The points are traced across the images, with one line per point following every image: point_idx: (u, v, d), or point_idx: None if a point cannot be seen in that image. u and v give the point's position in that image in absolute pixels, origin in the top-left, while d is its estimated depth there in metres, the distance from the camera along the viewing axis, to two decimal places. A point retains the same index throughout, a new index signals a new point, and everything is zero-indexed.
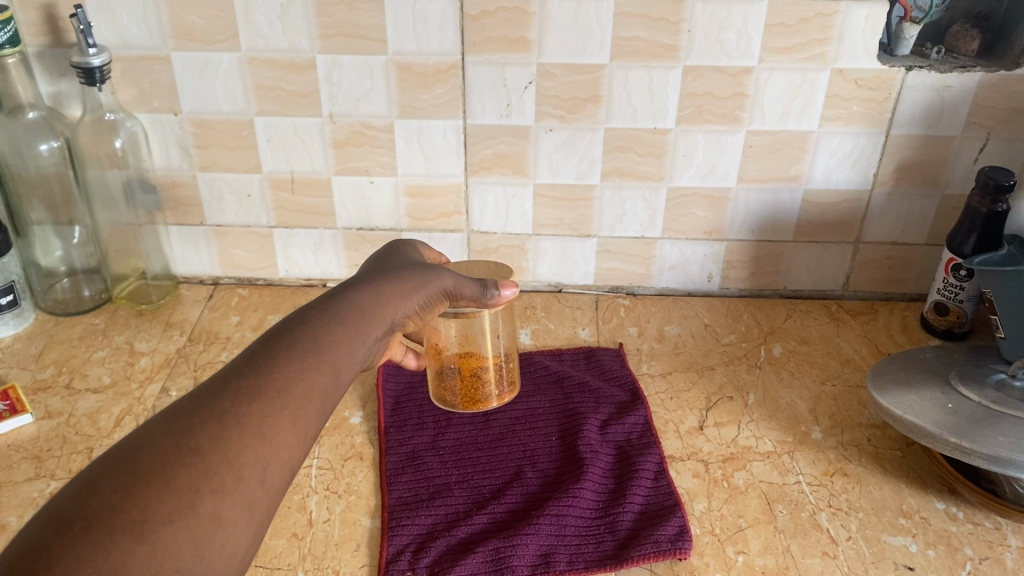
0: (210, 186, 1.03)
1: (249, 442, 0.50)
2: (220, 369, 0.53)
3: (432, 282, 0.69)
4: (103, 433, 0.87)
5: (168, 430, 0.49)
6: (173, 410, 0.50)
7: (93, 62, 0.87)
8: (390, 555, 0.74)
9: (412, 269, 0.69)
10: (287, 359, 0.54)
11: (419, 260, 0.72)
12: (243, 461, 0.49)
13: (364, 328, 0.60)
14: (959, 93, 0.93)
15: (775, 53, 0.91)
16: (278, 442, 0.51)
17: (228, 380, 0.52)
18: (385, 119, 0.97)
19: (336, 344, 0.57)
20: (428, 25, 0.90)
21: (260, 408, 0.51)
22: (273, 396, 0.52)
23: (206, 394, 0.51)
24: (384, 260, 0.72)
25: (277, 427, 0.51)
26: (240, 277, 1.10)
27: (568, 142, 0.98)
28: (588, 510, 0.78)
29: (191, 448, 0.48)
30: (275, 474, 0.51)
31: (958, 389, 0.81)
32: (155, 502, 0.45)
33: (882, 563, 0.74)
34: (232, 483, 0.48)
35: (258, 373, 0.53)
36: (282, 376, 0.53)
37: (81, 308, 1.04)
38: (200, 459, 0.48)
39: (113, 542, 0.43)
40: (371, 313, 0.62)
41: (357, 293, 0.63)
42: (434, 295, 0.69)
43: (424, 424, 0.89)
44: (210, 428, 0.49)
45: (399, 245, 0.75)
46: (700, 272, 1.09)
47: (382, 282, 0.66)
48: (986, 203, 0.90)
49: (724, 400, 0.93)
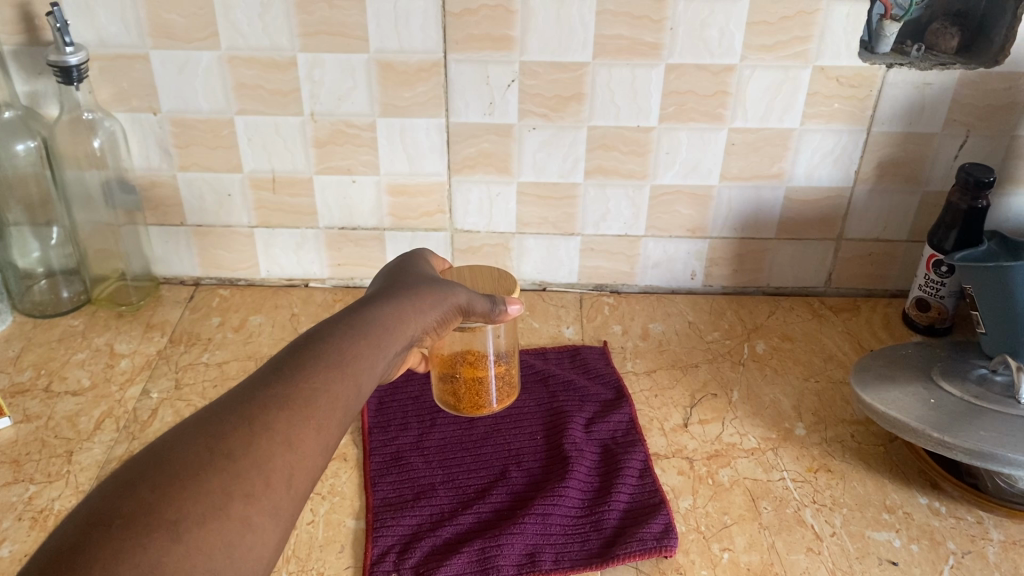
0: (190, 186, 1.02)
1: (277, 449, 0.49)
2: (247, 378, 0.53)
3: (447, 298, 0.69)
4: (82, 436, 0.86)
5: (201, 434, 0.48)
6: (204, 416, 0.50)
7: (70, 60, 0.86)
8: (375, 556, 0.73)
9: (429, 286, 0.68)
10: (312, 370, 0.54)
11: (432, 275, 0.72)
12: (271, 467, 0.48)
13: (384, 343, 0.60)
14: (939, 91, 0.94)
15: (757, 50, 0.92)
16: (304, 449, 0.50)
17: (257, 388, 0.52)
18: (367, 117, 0.96)
19: (357, 357, 0.56)
20: (410, 23, 0.90)
21: (288, 416, 0.51)
22: (298, 402, 0.52)
23: (235, 402, 0.51)
24: (398, 273, 0.72)
25: (303, 433, 0.51)
26: (221, 278, 1.09)
27: (551, 140, 0.98)
28: (574, 509, 0.78)
29: (222, 453, 0.47)
30: (303, 481, 0.50)
31: (940, 384, 0.81)
32: (189, 503, 0.45)
33: (865, 558, 0.74)
34: (261, 488, 0.48)
35: (284, 382, 0.52)
36: (308, 386, 0.53)
37: (60, 310, 1.02)
38: (232, 464, 0.47)
39: (148, 541, 0.42)
40: (392, 327, 0.61)
41: (375, 309, 0.62)
42: (449, 312, 0.69)
43: (409, 424, 0.89)
44: (241, 434, 0.49)
45: (411, 259, 0.75)
46: (683, 269, 1.09)
47: (399, 297, 0.65)
48: (966, 200, 0.90)
49: (708, 397, 0.93)
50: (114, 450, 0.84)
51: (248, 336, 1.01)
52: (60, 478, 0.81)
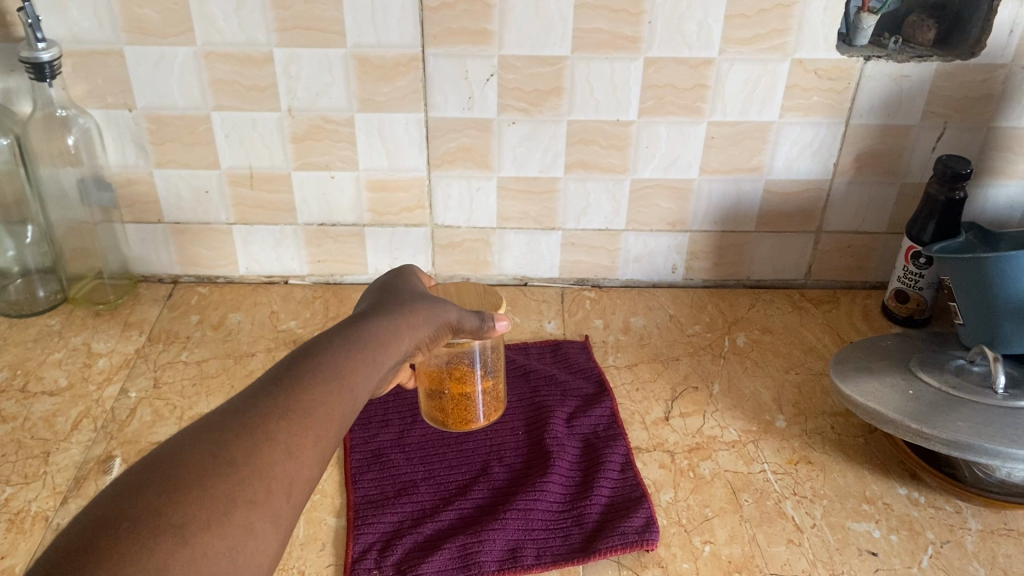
0: (167, 182, 1.01)
1: (278, 458, 0.50)
2: (246, 390, 0.54)
3: (438, 315, 0.69)
4: (60, 437, 0.85)
5: (203, 443, 0.49)
6: (206, 426, 0.50)
7: (42, 57, 0.85)
8: (357, 554, 0.73)
9: (420, 303, 0.69)
10: (310, 382, 0.55)
11: (423, 292, 0.73)
12: (272, 476, 0.49)
13: (379, 357, 0.60)
14: (917, 83, 0.94)
15: (735, 44, 0.92)
16: (304, 458, 0.51)
17: (258, 399, 0.53)
18: (345, 113, 0.96)
19: (353, 370, 0.57)
20: (387, 17, 0.89)
21: (288, 427, 0.51)
22: (297, 413, 0.52)
23: (236, 412, 0.51)
24: (390, 290, 0.73)
25: (302, 443, 0.51)
26: (200, 275, 1.09)
27: (530, 135, 0.97)
28: (556, 503, 0.78)
29: (225, 460, 0.48)
30: (301, 490, 0.51)
31: (918, 375, 0.82)
32: (194, 508, 0.45)
33: (846, 549, 0.75)
34: (263, 494, 0.48)
35: (284, 395, 0.53)
36: (306, 399, 0.53)
37: (36, 309, 1.01)
38: (235, 471, 0.48)
39: (157, 543, 0.43)
40: (386, 342, 0.62)
41: (370, 324, 0.63)
42: (440, 327, 0.69)
43: (390, 421, 0.88)
44: (243, 443, 0.49)
45: (403, 275, 0.76)
46: (664, 263, 1.09)
47: (393, 314, 0.66)
48: (944, 191, 0.91)
49: (689, 390, 0.93)
50: (92, 450, 0.83)
51: (228, 334, 1.00)
52: (37, 479, 0.80)
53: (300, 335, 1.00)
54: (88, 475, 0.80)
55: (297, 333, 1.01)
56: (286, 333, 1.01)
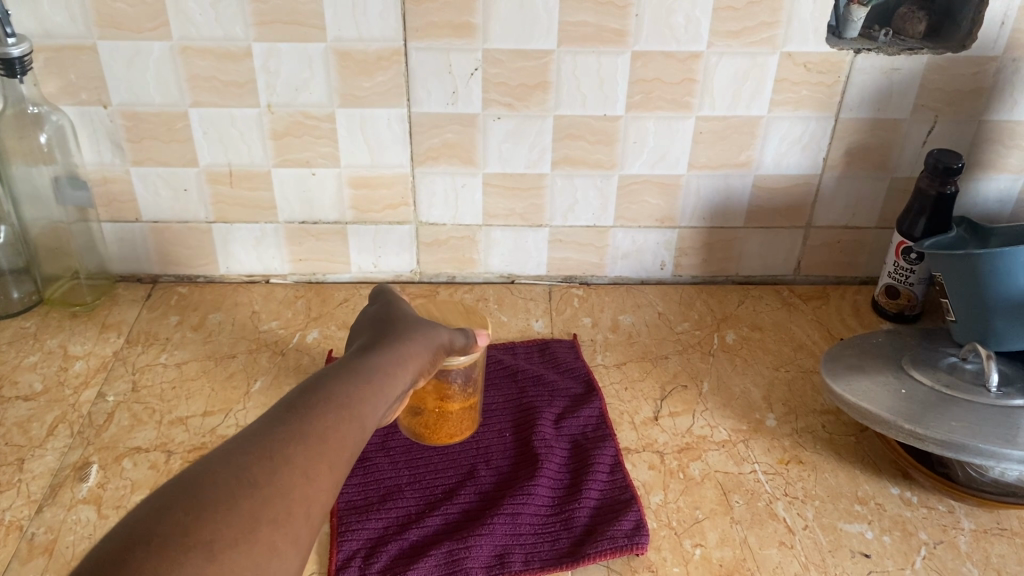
0: (144, 180, 0.98)
1: (298, 481, 0.49)
2: (263, 414, 0.52)
3: (435, 336, 0.70)
4: (34, 443, 0.82)
5: (224, 462, 0.47)
6: (227, 448, 0.49)
7: (12, 52, 0.83)
8: (340, 561, 0.71)
9: (417, 327, 0.70)
10: (324, 409, 0.54)
11: (416, 315, 0.74)
12: (293, 499, 0.48)
13: (387, 386, 0.60)
14: (907, 76, 0.93)
15: (723, 37, 0.90)
16: (322, 482, 0.50)
17: (277, 422, 0.52)
18: (326, 108, 0.93)
19: (363, 398, 0.57)
20: (368, 11, 0.87)
21: (308, 451, 0.50)
22: (315, 438, 0.51)
23: (256, 435, 0.50)
24: (384, 316, 0.73)
25: (321, 468, 0.50)
26: (179, 275, 1.06)
27: (516, 130, 0.96)
28: (544, 507, 0.77)
29: (250, 481, 0.47)
30: (320, 514, 0.49)
31: (910, 373, 0.81)
32: (219, 525, 0.44)
33: (838, 551, 0.74)
34: (285, 515, 0.47)
35: (300, 419, 0.52)
36: (322, 424, 0.53)
37: (10, 311, 0.99)
38: (259, 491, 0.47)
39: (185, 561, 0.41)
40: (392, 370, 0.62)
41: (375, 354, 0.63)
42: (438, 349, 0.70)
43: (374, 423, 0.86)
44: (264, 464, 0.48)
45: (391, 300, 0.77)
46: (652, 260, 1.07)
47: (393, 341, 0.66)
48: (935, 186, 0.90)
49: (678, 389, 0.92)
50: (68, 457, 0.81)
51: (208, 335, 0.98)
52: (11, 487, 0.78)
53: (282, 336, 0.98)
54: (64, 483, 0.78)
55: (279, 334, 0.99)
56: (268, 334, 0.99)
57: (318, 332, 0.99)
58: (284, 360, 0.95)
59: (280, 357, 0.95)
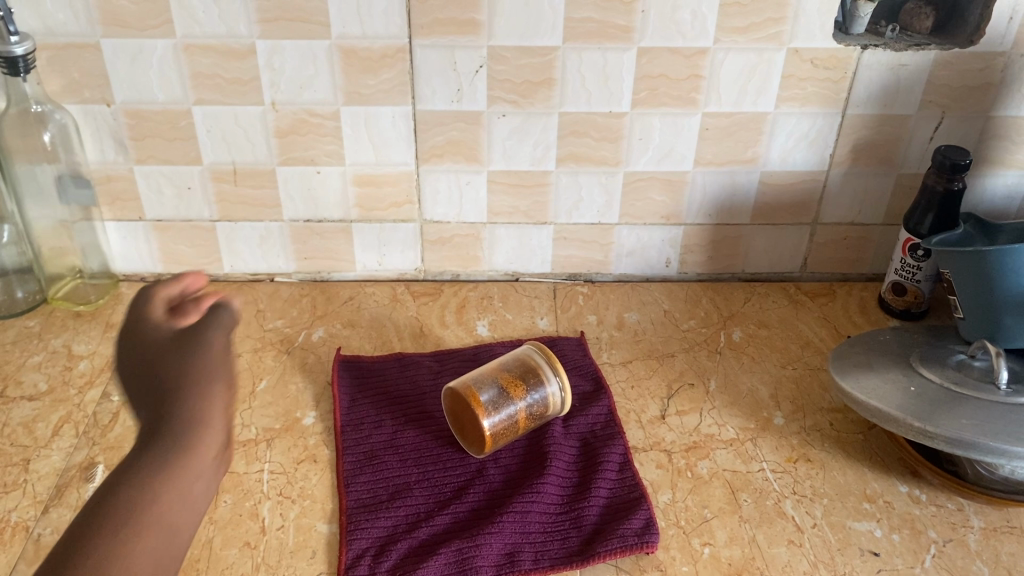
0: (148, 179, 0.98)
1: (160, 502, 0.58)
2: (88, 501, 0.58)
3: (206, 387, 0.62)
4: (40, 443, 0.82)
5: (94, 509, 0.57)
6: (81, 516, 0.57)
7: (16, 50, 0.82)
8: (349, 561, 0.71)
9: (196, 367, 0.63)
10: (155, 459, 0.59)
11: (222, 355, 0.64)
12: (152, 515, 0.57)
13: (207, 416, 0.61)
14: (914, 72, 0.93)
15: (730, 33, 0.90)
16: (182, 496, 0.59)
17: (119, 481, 0.58)
18: (330, 106, 0.93)
19: (191, 431, 0.60)
20: (373, 7, 0.87)
21: (161, 481, 0.58)
22: (140, 475, 0.58)
23: (91, 510, 0.57)
24: (135, 351, 0.66)
25: (187, 489, 0.59)
26: (183, 274, 1.06)
27: (521, 128, 0.95)
28: (553, 506, 0.76)
29: (105, 510, 0.56)
30: (184, 531, 0.60)
31: (920, 370, 0.80)
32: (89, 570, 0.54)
33: (847, 549, 0.73)
34: (138, 535, 0.56)
35: (159, 452, 0.59)
36: (171, 444, 0.60)
37: (14, 311, 0.98)
38: (134, 521, 0.56)
39: None
40: (199, 395, 0.62)
41: (180, 395, 0.62)
42: (223, 398, 0.63)
43: (383, 421, 0.86)
44: (107, 508, 0.57)
45: (151, 310, 0.69)
46: (658, 257, 1.07)
47: (195, 366, 0.63)
48: (943, 182, 0.89)
49: (685, 387, 0.92)
50: (74, 457, 0.81)
51: None
52: (17, 488, 0.77)
53: (287, 334, 0.98)
54: (70, 483, 0.78)
55: (284, 333, 0.98)
56: (273, 332, 0.98)
57: (323, 331, 0.99)
58: (289, 358, 0.94)
59: (285, 355, 0.95)
